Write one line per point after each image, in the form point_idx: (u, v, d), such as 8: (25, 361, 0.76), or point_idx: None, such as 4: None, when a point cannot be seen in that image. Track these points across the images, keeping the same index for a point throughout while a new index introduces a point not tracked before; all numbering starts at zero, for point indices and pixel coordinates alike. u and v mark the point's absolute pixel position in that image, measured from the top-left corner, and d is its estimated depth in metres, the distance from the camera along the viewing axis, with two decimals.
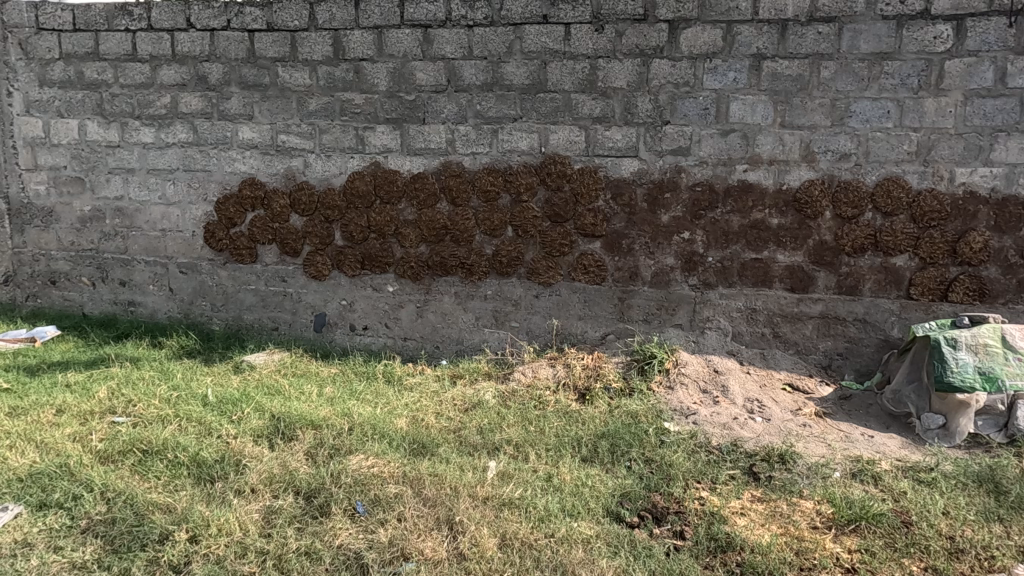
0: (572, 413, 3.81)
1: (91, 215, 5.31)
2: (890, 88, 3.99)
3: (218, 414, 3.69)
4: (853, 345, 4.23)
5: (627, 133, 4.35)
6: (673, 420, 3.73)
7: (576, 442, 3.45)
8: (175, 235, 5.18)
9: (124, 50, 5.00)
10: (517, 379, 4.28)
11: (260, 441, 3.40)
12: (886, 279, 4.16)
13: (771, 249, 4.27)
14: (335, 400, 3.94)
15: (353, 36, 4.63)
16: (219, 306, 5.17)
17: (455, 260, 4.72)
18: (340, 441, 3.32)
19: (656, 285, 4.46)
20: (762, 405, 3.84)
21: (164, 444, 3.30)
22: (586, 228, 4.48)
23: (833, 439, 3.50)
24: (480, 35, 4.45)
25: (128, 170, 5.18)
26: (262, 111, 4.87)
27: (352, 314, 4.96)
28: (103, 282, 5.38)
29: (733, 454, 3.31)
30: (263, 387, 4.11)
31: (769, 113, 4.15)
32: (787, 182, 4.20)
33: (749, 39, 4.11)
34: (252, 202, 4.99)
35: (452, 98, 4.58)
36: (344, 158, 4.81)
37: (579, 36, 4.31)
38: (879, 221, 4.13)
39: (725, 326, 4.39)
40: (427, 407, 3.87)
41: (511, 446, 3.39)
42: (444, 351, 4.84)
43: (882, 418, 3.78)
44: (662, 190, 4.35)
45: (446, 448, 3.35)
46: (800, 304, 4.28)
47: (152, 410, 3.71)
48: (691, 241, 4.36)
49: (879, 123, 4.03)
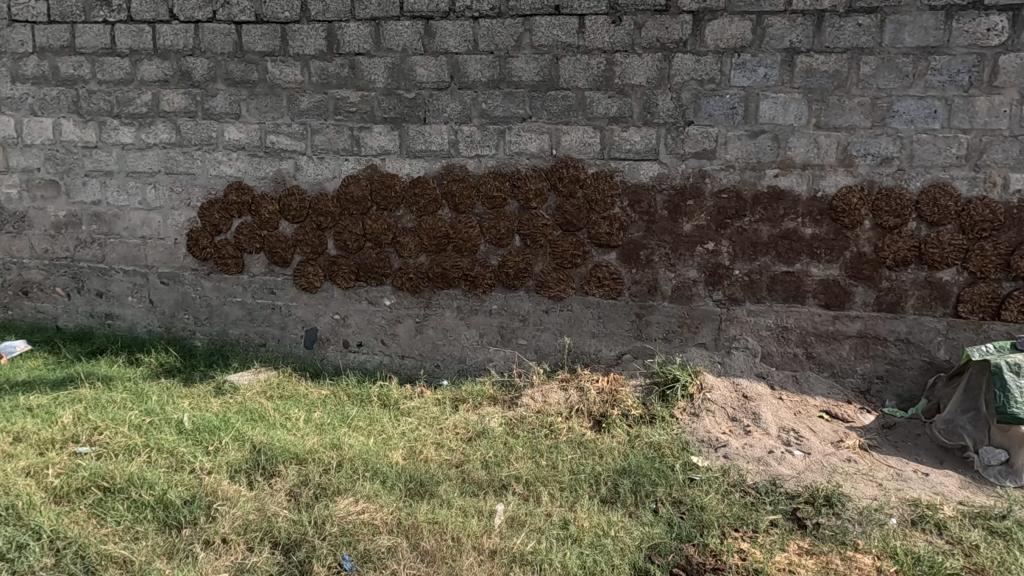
0: (587, 444, 3.42)
1: (67, 221, 4.94)
2: (938, 86, 3.62)
3: (193, 444, 3.30)
4: (895, 367, 3.84)
5: (646, 134, 3.98)
6: (701, 454, 3.35)
7: (593, 480, 3.08)
8: (157, 242, 4.80)
9: (102, 43, 4.64)
10: (526, 404, 3.89)
11: (237, 477, 3.01)
12: (932, 295, 3.78)
13: (804, 262, 3.90)
14: (324, 428, 3.55)
15: (349, 29, 4.27)
16: (203, 320, 4.79)
17: (458, 271, 4.34)
18: (327, 479, 2.93)
19: (677, 300, 4.08)
20: (799, 436, 3.46)
21: (129, 481, 2.92)
22: (600, 237, 4.11)
23: (883, 477, 3.12)
24: (486, 28, 4.09)
25: (105, 173, 4.81)
26: (250, 109, 4.50)
27: (346, 329, 4.58)
28: (78, 292, 5.00)
29: (772, 496, 2.94)
30: (246, 411, 3.73)
31: (804, 112, 3.78)
32: (822, 189, 3.82)
33: (782, 32, 3.74)
34: (239, 208, 4.62)
35: (454, 96, 4.21)
36: (338, 160, 4.44)
37: (594, 29, 3.94)
38: (924, 231, 3.75)
39: (753, 345, 4.00)
40: (426, 436, 3.48)
41: (521, 485, 3.01)
42: (445, 371, 4.46)
43: (934, 451, 3.40)
44: (683, 197, 3.98)
45: (447, 487, 2.97)
46: (836, 322, 3.89)
47: (120, 439, 3.32)
48: (715, 253, 3.98)
49: (925, 124, 3.66)
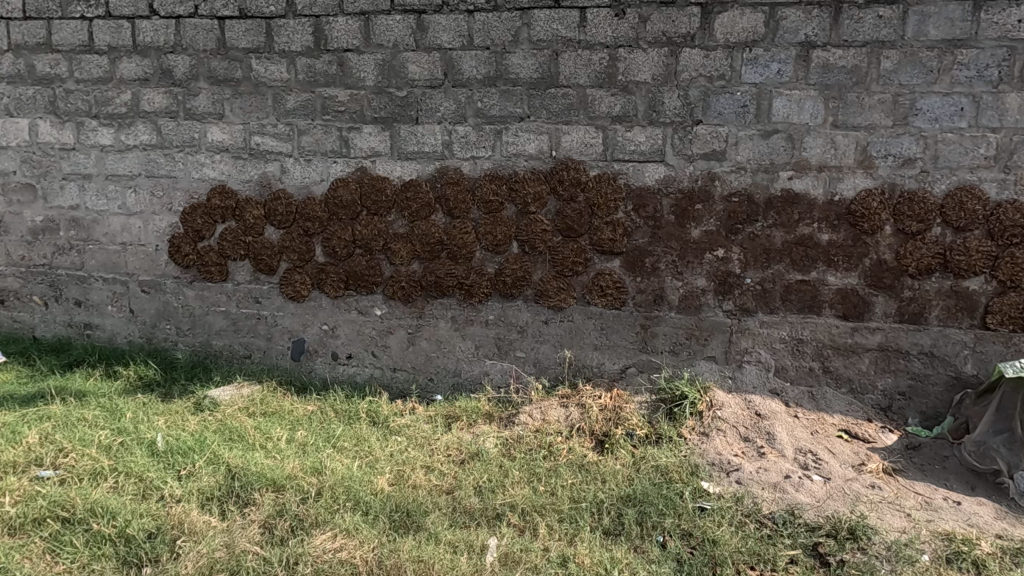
0: (589, 468, 3.18)
1: (44, 227, 4.71)
2: (964, 81, 3.37)
3: (163, 468, 3.07)
4: (918, 383, 3.59)
5: (651, 134, 3.74)
6: (712, 479, 3.09)
7: (595, 509, 2.85)
8: (137, 249, 4.57)
9: (79, 40, 4.42)
10: (523, 423, 3.64)
11: (208, 507, 2.79)
12: (958, 306, 3.53)
13: (820, 270, 3.65)
14: (307, 449, 3.32)
15: (337, 23, 4.04)
16: (185, 331, 4.56)
17: (452, 279, 4.10)
18: (305, 510, 2.72)
19: (685, 311, 3.83)
20: (817, 459, 3.21)
21: (89, 512, 2.69)
22: (603, 244, 3.87)
23: (912, 507, 2.87)
24: (482, 22, 3.85)
25: (84, 176, 4.59)
26: (234, 109, 4.27)
27: (335, 341, 4.34)
28: (56, 301, 4.77)
29: (790, 528, 2.70)
30: (224, 430, 3.49)
31: (820, 111, 3.53)
32: (840, 192, 3.58)
33: (796, 25, 3.49)
34: (223, 213, 4.39)
35: (449, 95, 3.97)
36: (327, 162, 4.21)
37: (596, 22, 3.71)
38: (949, 237, 3.50)
39: (767, 359, 3.75)
40: (416, 458, 3.24)
41: (516, 516, 2.78)
42: (439, 385, 4.21)
43: (965, 476, 3.16)
44: (691, 200, 3.74)
45: (436, 517, 2.75)
46: (855, 334, 3.64)
47: (86, 461, 3.10)
48: (725, 260, 3.74)
49: (950, 122, 3.41)
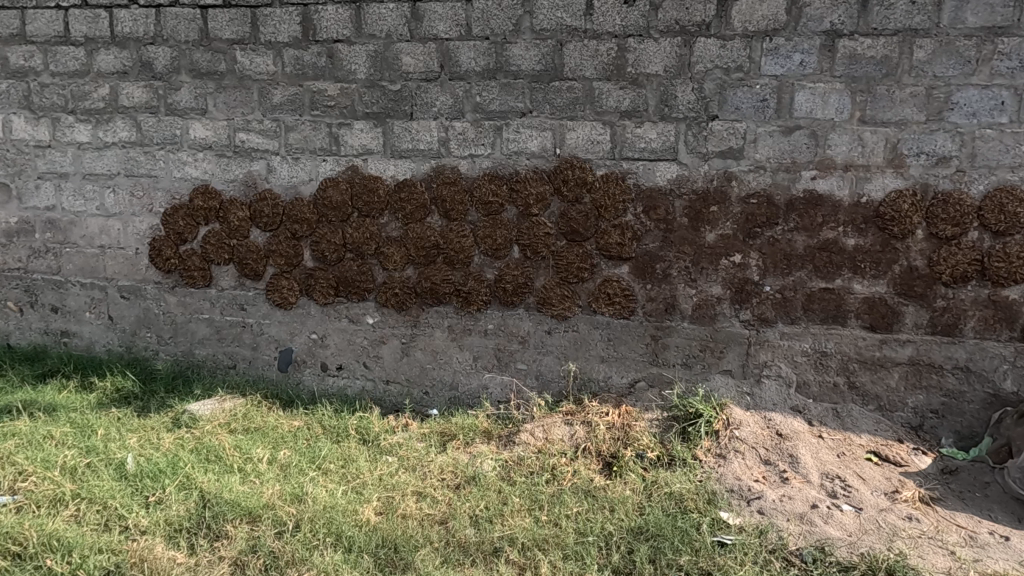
0: (595, 495, 2.91)
1: (19, 228, 4.46)
2: (1006, 73, 3.09)
3: (130, 494, 2.81)
4: (952, 400, 3.30)
5: (663, 131, 3.47)
6: (732, 509, 2.82)
7: (604, 544, 2.59)
8: (116, 252, 4.32)
9: (55, 31, 4.17)
10: (525, 443, 3.37)
11: (175, 542, 2.55)
12: (996, 316, 3.24)
13: (846, 277, 3.37)
14: (289, 471, 3.06)
15: (326, 12, 3.77)
16: (166, 339, 4.30)
17: (448, 286, 3.84)
18: (281, 546, 2.49)
19: (698, 321, 3.56)
20: (846, 486, 2.94)
21: (43, 546, 2.44)
22: (611, 248, 3.59)
23: (955, 543, 2.60)
24: (481, 10, 3.58)
25: (60, 175, 4.33)
26: (217, 104, 4.01)
27: (324, 351, 4.08)
28: (32, 308, 4.52)
29: (821, 567, 2.44)
30: (200, 449, 3.23)
31: (847, 105, 3.25)
32: (867, 193, 3.30)
33: (821, 12, 3.21)
34: (206, 214, 4.13)
35: (446, 88, 3.71)
36: (316, 161, 3.94)
37: (604, 10, 3.44)
38: (987, 242, 3.21)
39: (787, 373, 3.47)
40: (407, 482, 2.98)
41: (516, 552, 2.52)
42: (434, 398, 3.95)
43: (1009, 506, 2.88)
44: (706, 201, 3.46)
45: (426, 554, 2.50)
46: (884, 347, 3.36)
47: (46, 485, 2.83)
48: (743, 266, 3.46)
49: (990, 117, 3.13)
